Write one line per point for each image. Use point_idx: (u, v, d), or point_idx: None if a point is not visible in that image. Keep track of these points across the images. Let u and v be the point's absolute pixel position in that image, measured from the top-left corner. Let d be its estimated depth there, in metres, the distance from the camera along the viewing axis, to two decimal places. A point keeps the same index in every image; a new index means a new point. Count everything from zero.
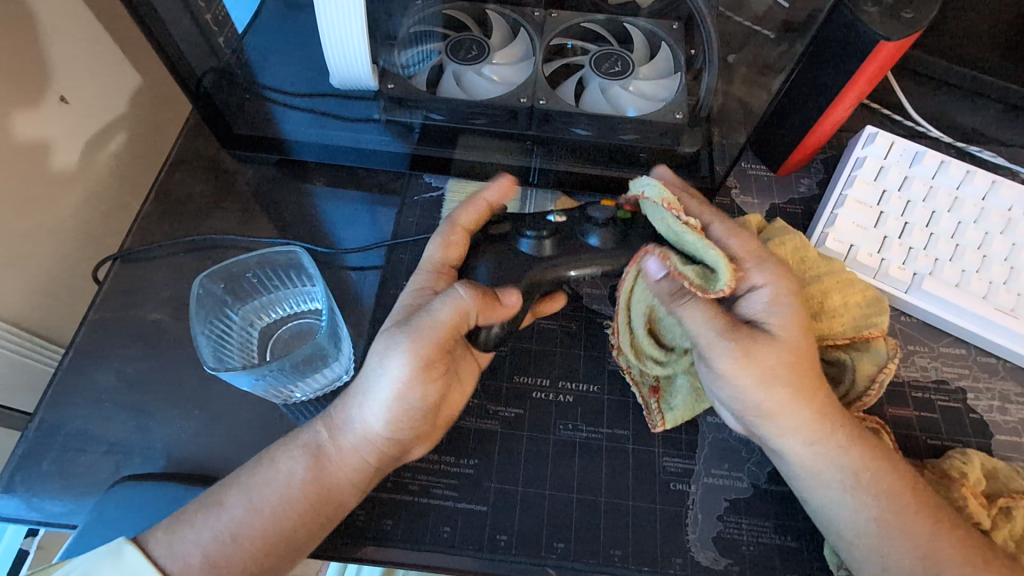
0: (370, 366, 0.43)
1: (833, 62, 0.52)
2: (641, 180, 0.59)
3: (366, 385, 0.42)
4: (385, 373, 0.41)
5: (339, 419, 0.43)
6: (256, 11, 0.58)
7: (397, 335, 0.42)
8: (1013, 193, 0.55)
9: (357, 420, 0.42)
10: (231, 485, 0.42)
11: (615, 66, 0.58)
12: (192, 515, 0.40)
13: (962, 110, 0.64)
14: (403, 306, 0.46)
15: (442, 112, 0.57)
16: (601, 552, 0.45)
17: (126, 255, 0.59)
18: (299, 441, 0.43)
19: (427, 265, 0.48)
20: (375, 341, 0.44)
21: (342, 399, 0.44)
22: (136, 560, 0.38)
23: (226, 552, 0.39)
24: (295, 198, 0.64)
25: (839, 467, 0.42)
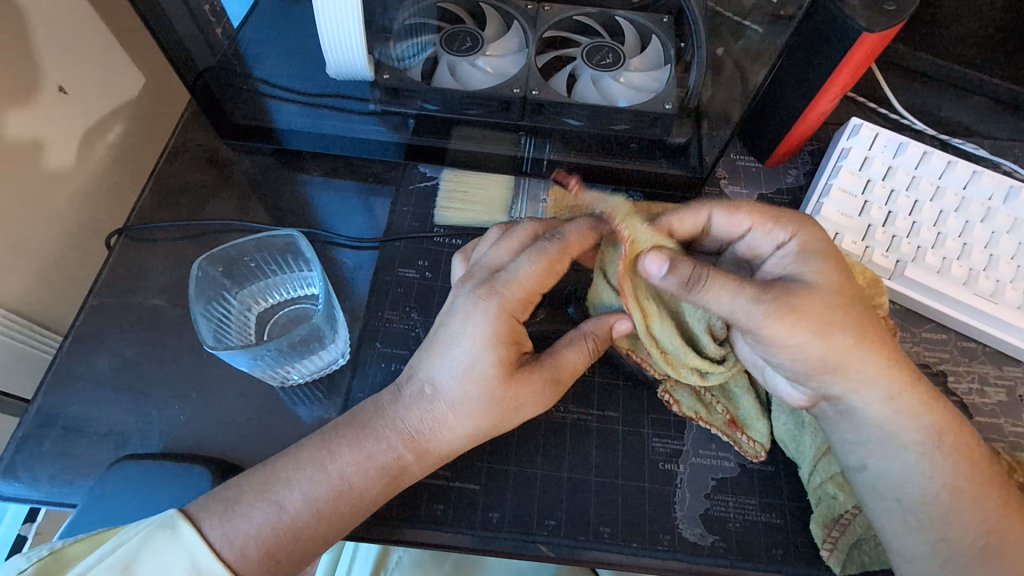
0: (448, 389, 0.43)
1: (818, 53, 0.53)
2: (630, 170, 0.60)
3: (470, 417, 0.43)
4: (503, 406, 0.43)
5: (426, 434, 0.43)
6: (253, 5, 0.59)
7: (492, 384, 0.42)
8: (992, 182, 0.56)
9: (455, 437, 0.44)
10: (291, 481, 0.42)
11: (607, 58, 0.60)
12: (248, 507, 0.41)
13: (944, 105, 0.66)
14: (493, 343, 0.42)
15: (435, 102, 0.58)
16: (592, 529, 0.46)
17: (130, 230, 0.60)
18: (369, 447, 0.43)
19: (517, 292, 0.43)
20: (456, 350, 0.43)
21: (423, 404, 0.43)
22: (190, 537, 0.39)
23: (285, 547, 0.40)
24: (291, 188, 0.65)
25: (895, 395, 0.43)
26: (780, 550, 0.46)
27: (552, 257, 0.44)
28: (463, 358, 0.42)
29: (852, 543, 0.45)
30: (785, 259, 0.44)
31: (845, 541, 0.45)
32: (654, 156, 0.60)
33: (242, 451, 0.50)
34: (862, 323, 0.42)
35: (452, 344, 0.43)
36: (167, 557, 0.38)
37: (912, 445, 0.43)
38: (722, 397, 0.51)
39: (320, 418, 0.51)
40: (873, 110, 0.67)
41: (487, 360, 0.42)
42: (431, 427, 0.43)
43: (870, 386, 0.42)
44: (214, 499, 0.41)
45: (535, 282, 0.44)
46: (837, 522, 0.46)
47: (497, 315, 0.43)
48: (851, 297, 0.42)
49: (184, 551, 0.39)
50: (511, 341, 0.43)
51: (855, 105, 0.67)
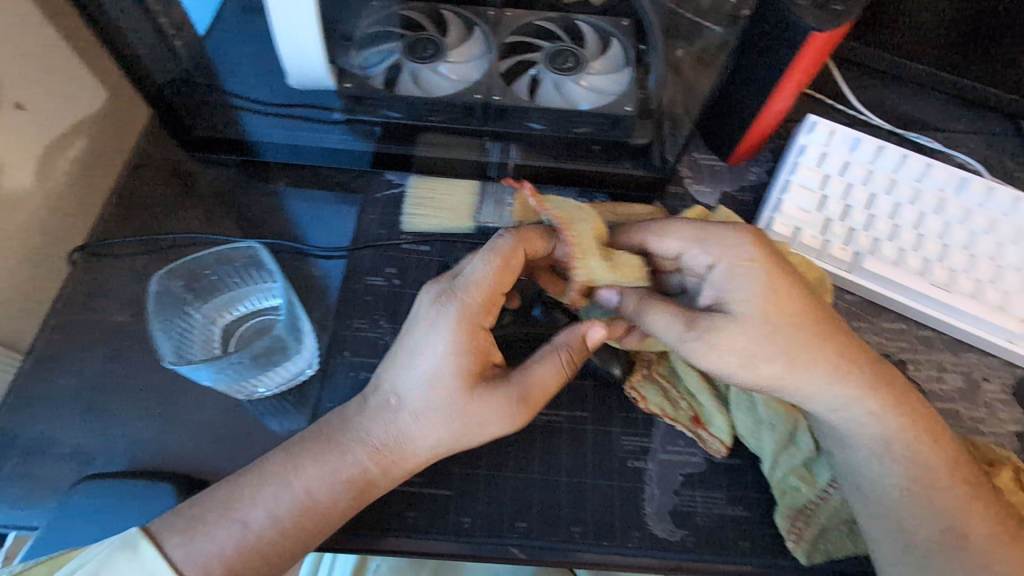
0: (410, 403, 0.43)
1: (772, 54, 0.55)
2: (594, 172, 0.61)
3: (433, 428, 0.43)
4: (468, 416, 0.43)
5: (395, 447, 0.44)
6: (215, 14, 0.58)
7: (454, 395, 0.43)
8: (944, 174, 0.57)
9: (421, 446, 0.44)
10: (254, 498, 0.42)
11: (568, 62, 0.59)
12: (212, 524, 0.41)
13: (897, 100, 0.69)
14: (458, 352, 0.43)
15: (399, 110, 0.59)
16: (562, 530, 0.47)
17: (91, 247, 0.59)
18: (335, 462, 0.43)
19: (477, 295, 0.45)
20: (420, 357, 0.44)
21: (385, 416, 0.44)
22: (150, 555, 0.40)
23: (249, 563, 0.41)
24: (259, 199, 0.65)
25: (843, 406, 0.44)
26: (747, 542, 0.47)
27: (504, 253, 0.45)
28: (427, 368, 0.43)
29: (817, 533, 0.46)
30: (715, 279, 0.45)
31: (810, 530, 0.46)
32: (618, 158, 0.61)
33: (210, 466, 0.49)
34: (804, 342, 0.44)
35: (414, 355, 0.44)
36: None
37: (869, 446, 0.44)
38: (688, 396, 0.51)
39: (289, 429, 0.51)
40: (831, 107, 0.68)
41: (448, 365, 0.43)
42: (399, 438, 0.44)
43: (819, 397, 0.44)
44: (178, 517, 0.42)
45: (492, 286, 0.45)
46: (801, 513, 0.47)
47: (454, 317, 0.44)
48: (794, 324, 0.43)
49: (146, 569, 0.40)
50: (475, 348, 0.44)
51: (814, 101, 0.69)
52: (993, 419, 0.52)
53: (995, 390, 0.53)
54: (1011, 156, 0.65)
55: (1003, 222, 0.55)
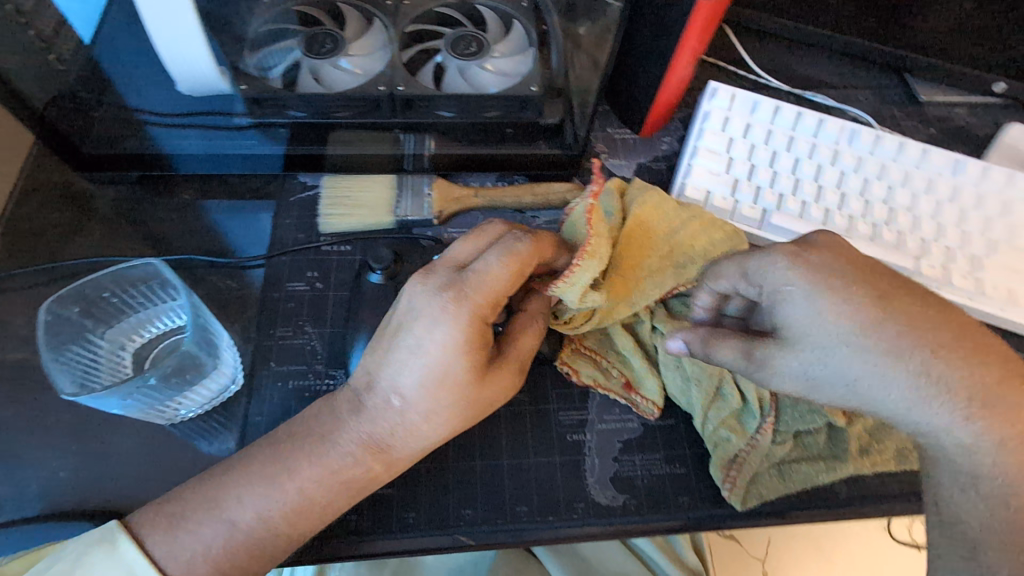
0: (412, 408, 0.41)
1: (665, 24, 0.56)
2: (507, 155, 0.61)
3: (437, 424, 0.42)
4: (476, 404, 0.43)
5: (394, 443, 0.42)
6: (99, 25, 0.55)
7: (462, 390, 0.41)
8: (836, 127, 0.60)
9: (420, 434, 0.42)
10: (241, 498, 0.40)
11: (471, 47, 0.59)
12: (196, 520, 0.39)
13: (792, 62, 0.72)
14: (461, 352, 0.41)
15: (301, 108, 0.57)
16: (507, 512, 0.47)
17: None
18: (332, 461, 0.41)
19: (486, 293, 0.41)
20: (423, 357, 0.41)
21: (383, 418, 0.42)
22: (131, 553, 0.38)
23: (236, 560, 0.39)
24: (165, 214, 0.62)
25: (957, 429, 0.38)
26: (685, 497, 0.48)
27: (521, 258, 0.42)
28: (431, 368, 0.41)
29: (749, 480, 0.48)
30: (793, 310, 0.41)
31: (743, 478, 0.48)
32: (533, 140, 0.61)
33: (135, 496, 0.47)
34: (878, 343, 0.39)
35: (413, 356, 0.41)
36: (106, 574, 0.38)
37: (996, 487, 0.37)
38: (619, 363, 0.52)
39: (218, 448, 0.49)
40: (733, 73, 0.71)
41: (457, 364, 0.41)
42: (395, 428, 0.42)
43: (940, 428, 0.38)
44: (159, 512, 0.40)
45: (503, 281, 0.42)
46: (733, 462, 0.48)
47: (463, 317, 0.41)
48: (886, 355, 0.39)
49: (124, 564, 0.38)
50: (482, 343, 0.42)
51: (716, 69, 0.71)
52: None
53: None
54: (898, 107, 0.70)
55: (890, 166, 0.59)
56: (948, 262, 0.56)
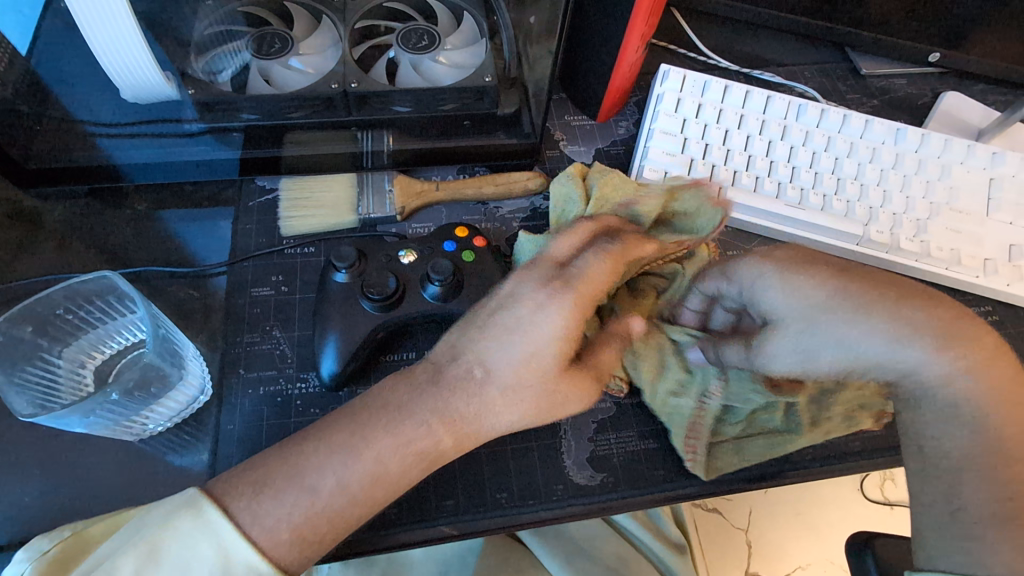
0: (495, 388, 0.40)
1: (611, 9, 0.57)
2: (467, 147, 0.61)
3: (516, 411, 0.41)
4: (557, 400, 0.42)
5: (472, 423, 0.40)
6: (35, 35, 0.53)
7: (551, 380, 0.41)
8: (784, 104, 0.62)
9: (499, 425, 0.41)
10: (322, 465, 0.38)
11: (423, 40, 0.59)
12: (277, 492, 0.37)
13: (739, 42, 0.74)
14: (561, 337, 0.41)
15: (253, 111, 0.56)
16: (489, 499, 0.47)
17: None
18: (406, 432, 0.39)
19: (588, 285, 0.44)
20: (520, 339, 0.41)
21: (463, 394, 0.40)
22: (221, 522, 0.36)
23: (317, 529, 0.37)
24: (119, 227, 0.60)
25: (929, 369, 0.38)
26: (661, 470, 0.50)
27: (615, 256, 0.46)
28: (524, 350, 0.41)
29: (708, 452, 0.49)
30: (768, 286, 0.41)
31: (703, 449, 0.49)
32: (492, 131, 0.61)
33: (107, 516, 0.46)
34: (888, 329, 0.38)
35: (506, 338, 0.41)
36: (193, 541, 0.35)
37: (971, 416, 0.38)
38: None
39: (191, 460, 0.48)
40: (683, 55, 0.72)
41: (555, 347, 0.41)
42: (476, 415, 0.40)
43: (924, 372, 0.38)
44: (237, 479, 0.38)
45: (604, 276, 0.45)
46: (694, 433, 0.49)
47: (566, 301, 0.42)
48: (860, 303, 0.39)
49: (216, 535, 0.36)
50: (579, 337, 0.43)
51: (667, 52, 0.72)
52: None
53: None
54: (843, 82, 0.72)
55: (837, 138, 0.61)
56: (896, 226, 0.58)
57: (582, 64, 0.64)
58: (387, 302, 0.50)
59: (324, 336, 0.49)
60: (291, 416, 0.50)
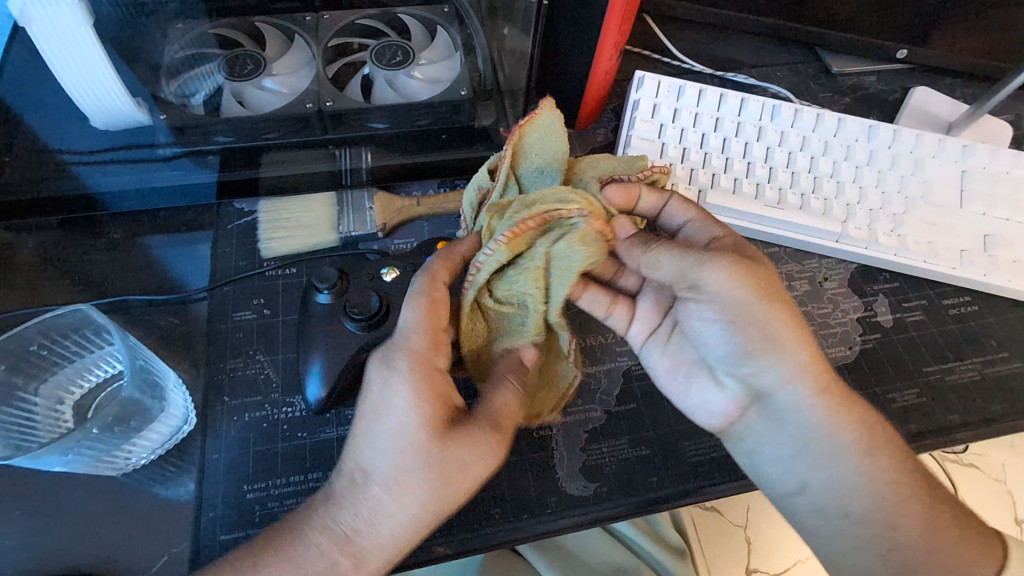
0: (378, 477, 0.39)
1: (583, 19, 0.57)
2: (448, 160, 0.61)
3: (409, 499, 0.39)
4: (453, 469, 0.39)
5: (362, 533, 0.39)
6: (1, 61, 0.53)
7: (432, 448, 0.39)
8: (758, 105, 0.63)
9: (400, 529, 0.39)
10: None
11: (397, 56, 0.59)
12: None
13: (711, 46, 0.75)
14: (418, 404, 0.39)
15: (228, 133, 0.55)
16: (481, 515, 0.47)
17: None
18: (303, 565, 0.38)
19: (417, 343, 0.42)
20: (378, 422, 0.39)
21: (345, 497, 0.39)
22: None
23: None
24: (93, 257, 0.59)
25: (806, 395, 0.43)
26: (654, 477, 0.49)
27: (429, 293, 0.43)
28: (390, 431, 0.39)
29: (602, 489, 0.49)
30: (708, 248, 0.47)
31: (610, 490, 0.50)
32: (470, 143, 0.61)
33: (90, 555, 0.45)
34: (771, 335, 0.43)
35: (376, 422, 0.40)
36: None
37: (838, 452, 0.42)
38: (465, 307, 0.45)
39: (176, 492, 0.47)
40: (657, 60, 0.73)
41: (416, 433, 0.39)
42: (372, 522, 0.39)
43: (792, 382, 0.43)
44: None
45: (423, 325, 0.42)
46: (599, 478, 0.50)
47: (406, 370, 0.40)
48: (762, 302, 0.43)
49: None
50: (444, 400, 0.41)
51: (641, 58, 0.73)
52: (838, 313, 0.58)
53: (835, 287, 0.59)
54: (815, 81, 0.73)
55: (812, 137, 0.62)
56: (873, 222, 0.59)
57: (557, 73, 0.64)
58: (375, 322, 0.49)
59: (308, 359, 0.49)
60: (277, 442, 0.49)
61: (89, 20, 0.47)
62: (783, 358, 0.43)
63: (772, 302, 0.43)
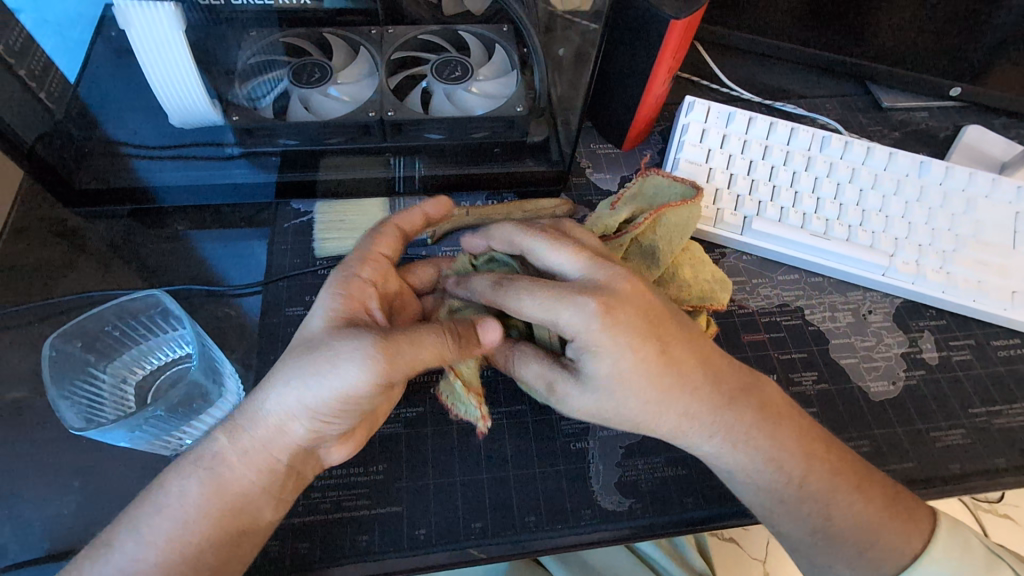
0: (278, 368, 0.40)
1: (639, 45, 0.59)
2: (498, 173, 0.63)
3: (292, 390, 0.39)
4: (317, 362, 0.38)
5: (260, 429, 0.40)
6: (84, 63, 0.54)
7: (326, 338, 0.39)
8: (807, 135, 0.63)
9: (279, 418, 0.40)
10: (175, 476, 0.41)
11: (456, 71, 0.61)
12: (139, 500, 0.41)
13: (762, 75, 0.76)
14: (334, 295, 0.42)
15: (293, 137, 0.58)
16: (516, 522, 0.48)
17: None
18: (207, 456, 0.41)
19: (363, 254, 0.47)
20: (305, 315, 0.43)
21: (253, 393, 0.41)
22: None
23: (161, 530, 0.39)
24: (158, 246, 0.62)
25: (714, 437, 0.43)
26: (689, 498, 0.50)
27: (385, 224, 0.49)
28: (307, 322, 0.42)
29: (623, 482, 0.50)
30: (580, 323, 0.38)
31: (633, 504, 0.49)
32: (520, 156, 0.63)
33: None
34: (677, 413, 0.41)
35: (310, 312, 0.42)
36: None
37: (756, 462, 0.43)
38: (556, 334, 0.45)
39: None
40: (708, 86, 0.74)
41: (319, 322, 0.41)
42: (266, 412, 0.40)
43: (698, 432, 0.42)
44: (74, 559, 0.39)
45: (375, 245, 0.48)
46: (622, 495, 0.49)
47: (341, 271, 0.45)
48: (661, 373, 0.40)
49: None
50: (356, 300, 0.43)
51: (691, 83, 0.74)
52: (882, 346, 0.58)
53: (879, 320, 0.59)
54: (864, 114, 0.73)
55: (861, 170, 0.62)
56: (921, 258, 0.59)
57: (609, 94, 0.66)
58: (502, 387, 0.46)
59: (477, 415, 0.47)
60: None
61: (185, 25, 0.50)
62: (669, 416, 0.41)
63: (660, 361, 0.39)
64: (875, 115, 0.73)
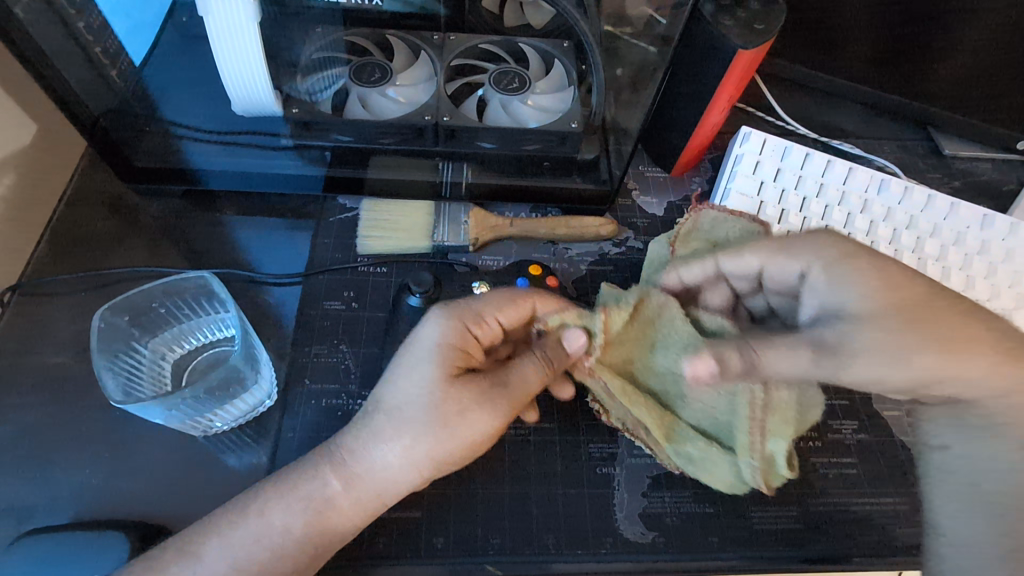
0: (385, 410, 0.42)
1: (702, 71, 0.58)
2: (545, 187, 0.63)
3: (410, 435, 0.41)
4: (441, 417, 0.41)
5: (364, 472, 0.41)
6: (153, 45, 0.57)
7: (452, 389, 0.42)
8: (866, 176, 0.62)
9: (395, 470, 0.41)
10: (265, 502, 0.41)
11: (513, 82, 0.61)
12: (221, 526, 0.40)
13: (820, 111, 0.74)
14: (444, 346, 0.44)
15: (348, 134, 0.58)
16: (536, 542, 0.47)
17: (24, 288, 0.57)
18: (304, 492, 0.41)
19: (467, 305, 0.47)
20: (406, 360, 0.44)
21: (355, 435, 0.42)
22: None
23: (258, 562, 0.40)
24: (205, 229, 0.63)
25: (982, 391, 0.41)
26: (715, 537, 0.48)
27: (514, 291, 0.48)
28: (413, 372, 0.43)
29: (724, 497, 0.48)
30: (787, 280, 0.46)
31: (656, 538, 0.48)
32: (568, 172, 0.63)
33: (163, 508, 0.47)
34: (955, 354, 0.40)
35: (419, 358, 0.43)
36: None
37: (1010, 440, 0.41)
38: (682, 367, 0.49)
39: (250, 463, 0.50)
40: (763, 118, 0.73)
41: (431, 375, 0.42)
42: (369, 454, 0.42)
43: (970, 385, 0.41)
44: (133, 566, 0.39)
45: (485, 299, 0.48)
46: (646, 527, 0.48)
47: (451, 320, 0.45)
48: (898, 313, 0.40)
49: None
50: (462, 353, 0.44)
51: (745, 114, 0.73)
52: None
53: None
54: (923, 160, 0.71)
55: (919, 218, 0.60)
56: None
57: (663, 118, 0.65)
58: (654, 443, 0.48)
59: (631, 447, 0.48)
60: None
61: (258, 17, 0.51)
62: (956, 362, 0.40)
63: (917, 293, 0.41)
64: (935, 161, 0.71)
